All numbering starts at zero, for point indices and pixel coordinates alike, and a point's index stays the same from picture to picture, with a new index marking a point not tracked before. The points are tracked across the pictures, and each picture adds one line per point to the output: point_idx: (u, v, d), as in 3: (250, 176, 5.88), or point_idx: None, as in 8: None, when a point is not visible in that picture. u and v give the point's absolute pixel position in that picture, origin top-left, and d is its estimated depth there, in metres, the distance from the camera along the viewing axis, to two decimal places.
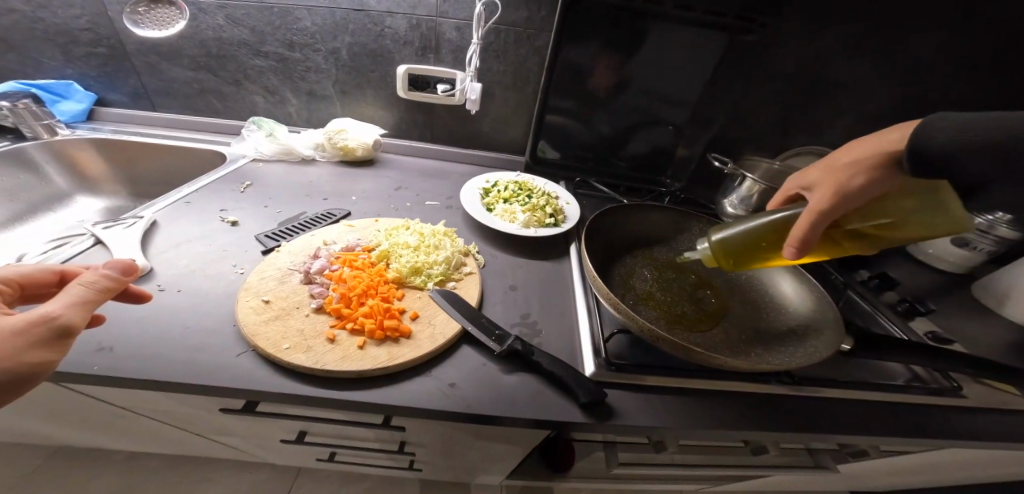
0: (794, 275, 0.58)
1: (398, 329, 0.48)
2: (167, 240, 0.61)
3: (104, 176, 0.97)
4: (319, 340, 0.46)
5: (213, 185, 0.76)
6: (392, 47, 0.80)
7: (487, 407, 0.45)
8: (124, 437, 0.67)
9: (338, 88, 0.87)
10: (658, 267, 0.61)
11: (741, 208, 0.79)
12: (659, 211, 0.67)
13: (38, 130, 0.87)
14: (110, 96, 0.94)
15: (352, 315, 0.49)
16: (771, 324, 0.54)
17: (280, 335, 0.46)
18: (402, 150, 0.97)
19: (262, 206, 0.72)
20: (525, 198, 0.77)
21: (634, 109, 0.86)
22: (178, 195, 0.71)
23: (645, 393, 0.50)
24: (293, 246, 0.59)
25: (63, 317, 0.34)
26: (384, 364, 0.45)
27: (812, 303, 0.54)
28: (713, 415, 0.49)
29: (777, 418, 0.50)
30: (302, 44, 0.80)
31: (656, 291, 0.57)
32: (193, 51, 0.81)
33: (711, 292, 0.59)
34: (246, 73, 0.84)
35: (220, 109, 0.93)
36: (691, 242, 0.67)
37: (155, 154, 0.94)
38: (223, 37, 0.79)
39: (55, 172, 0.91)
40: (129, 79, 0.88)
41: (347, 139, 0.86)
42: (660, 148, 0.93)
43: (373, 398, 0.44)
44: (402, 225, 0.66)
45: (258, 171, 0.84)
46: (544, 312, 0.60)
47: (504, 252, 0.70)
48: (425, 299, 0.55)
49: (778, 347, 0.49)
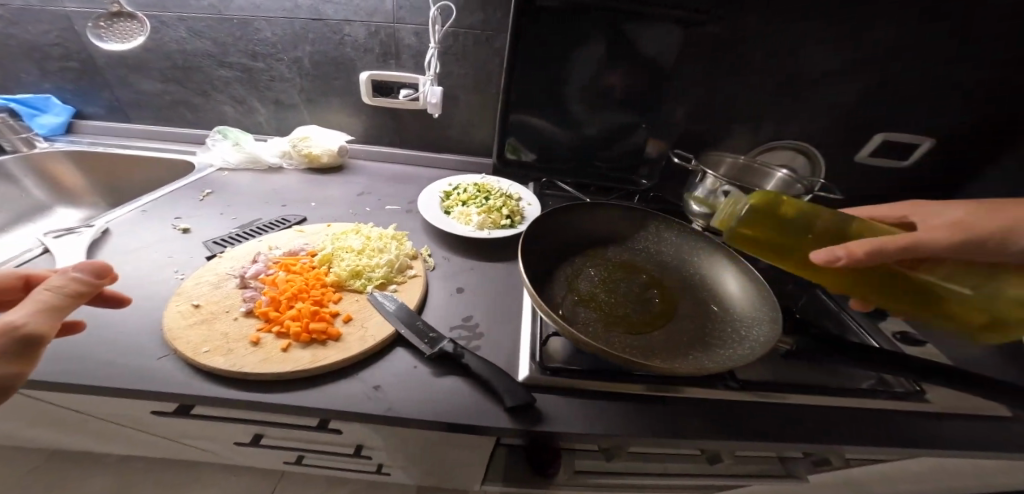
0: (743, 272, 0.56)
1: (326, 332, 0.48)
2: (116, 248, 0.62)
3: (82, 188, 0.99)
4: (241, 343, 0.46)
5: (174, 193, 0.77)
6: (353, 55, 0.81)
7: (409, 410, 0.44)
8: (86, 440, 0.67)
9: (304, 97, 0.88)
10: (605, 267, 0.60)
11: (706, 204, 0.76)
12: (609, 211, 0.66)
13: (16, 144, 0.90)
14: (88, 109, 0.96)
15: (279, 317, 0.48)
16: (719, 324, 0.52)
17: (202, 338, 0.45)
18: (371, 156, 0.97)
19: (219, 214, 0.73)
20: (483, 201, 0.76)
21: (598, 111, 0.84)
22: (136, 204, 0.73)
23: (581, 397, 0.48)
24: (237, 252, 0.60)
25: (30, 324, 0.32)
26: (305, 366, 0.44)
27: (756, 302, 0.52)
28: (651, 420, 0.47)
29: (721, 424, 0.48)
30: (264, 54, 0.81)
31: (599, 292, 0.56)
32: (160, 63, 0.84)
33: (659, 292, 0.58)
34: (213, 84, 0.86)
35: (193, 121, 0.94)
36: (645, 243, 0.66)
37: (131, 164, 0.96)
38: (186, 49, 0.81)
39: (33, 184, 0.94)
40: (102, 92, 0.91)
41: (311, 146, 0.87)
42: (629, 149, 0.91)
43: (291, 401, 0.43)
44: (351, 229, 0.66)
45: (224, 179, 0.85)
46: (488, 314, 0.59)
47: (460, 255, 0.69)
48: (363, 302, 0.54)
49: (715, 350, 0.47)
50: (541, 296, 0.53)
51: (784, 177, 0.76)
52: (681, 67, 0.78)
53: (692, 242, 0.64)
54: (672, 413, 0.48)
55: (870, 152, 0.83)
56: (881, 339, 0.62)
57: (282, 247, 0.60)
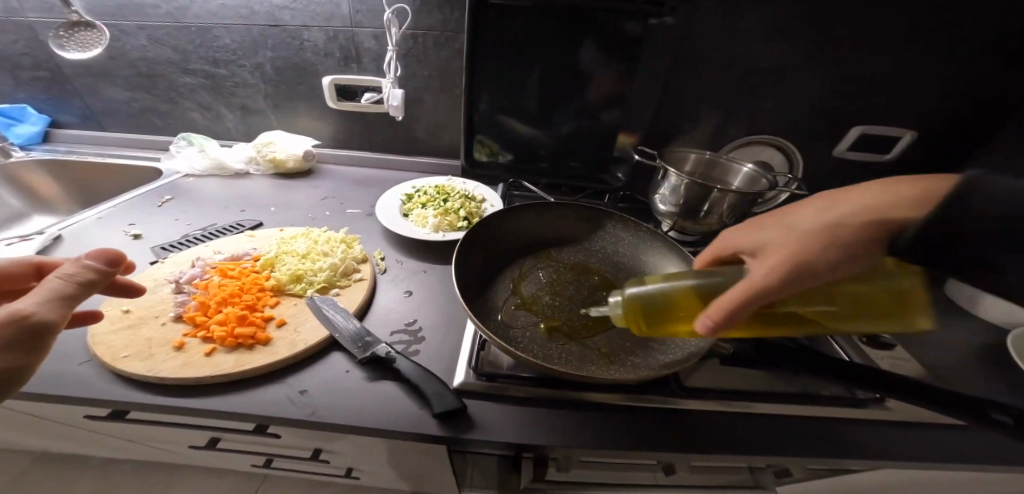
0: None
1: (253, 336, 0.46)
2: (65, 255, 0.62)
3: (58, 196, 1.00)
4: (165, 347, 0.45)
5: (135, 200, 0.78)
6: (313, 59, 0.81)
7: (330, 416, 0.42)
8: (47, 441, 0.67)
9: (269, 102, 0.89)
10: (555, 270, 0.59)
11: (672, 203, 0.73)
12: (561, 211, 0.65)
13: None
14: (62, 118, 1.00)
15: (207, 322, 0.48)
16: (664, 330, 0.51)
17: (125, 344, 0.45)
18: (341, 160, 0.96)
19: (174, 220, 0.73)
20: (441, 202, 0.74)
21: (561, 109, 0.81)
22: (94, 211, 0.74)
23: (517, 405, 0.46)
24: (181, 257, 0.60)
25: (36, 315, 0.31)
26: (226, 370, 0.43)
27: None
28: (591, 429, 0.44)
29: (665, 431, 0.45)
30: (227, 61, 0.83)
31: (544, 295, 0.54)
32: (124, 70, 0.89)
33: (611, 295, 0.56)
34: (179, 91, 0.90)
35: (161, 126, 0.99)
36: (600, 244, 0.64)
37: (101, 171, 0.97)
38: (149, 56, 0.85)
39: (9, 194, 0.95)
40: (75, 100, 0.96)
41: (275, 151, 0.87)
42: (599, 149, 0.86)
43: (209, 407, 0.42)
44: (300, 233, 0.65)
45: (189, 185, 0.85)
46: (433, 318, 0.57)
47: (417, 259, 0.67)
48: (300, 306, 0.53)
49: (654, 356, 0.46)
50: (479, 299, 0.52)
51: (751, 173, 0.73)
52: (643, 62, 0.74)
53: (647, 243, 0.62)
54: (615, 421, 0.45)
55: (847, 148, 0.78)
56: (854, 342, 0.59)
57: (226, 252, 0.60)
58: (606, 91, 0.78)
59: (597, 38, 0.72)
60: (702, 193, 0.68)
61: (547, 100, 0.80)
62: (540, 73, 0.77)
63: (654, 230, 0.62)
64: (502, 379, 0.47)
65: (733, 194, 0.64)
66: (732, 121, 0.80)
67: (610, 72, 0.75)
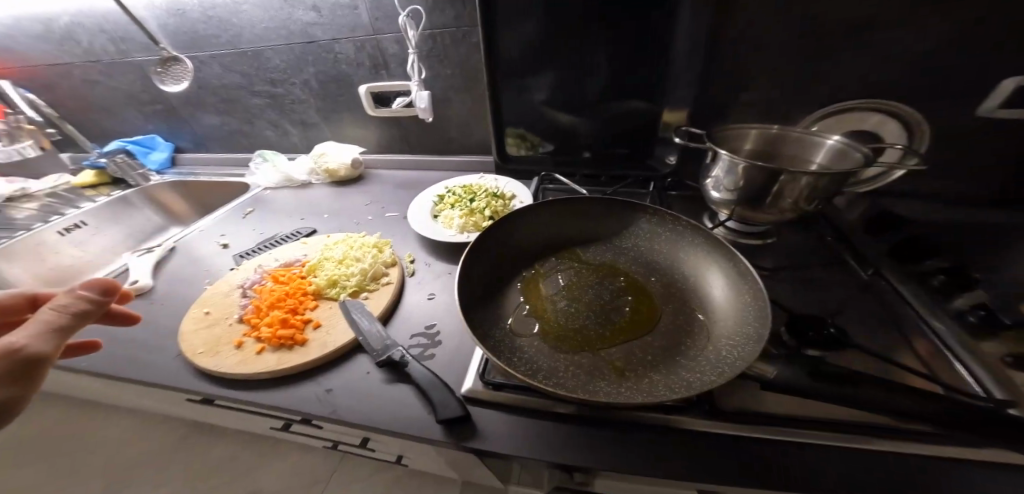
0: (741, 279, 0.47)
1: (293, 338, 0.50)
2: (175, 264, 0.76)
3: (181, 209, 1.22)
4: (228, 346, 0.51)
5: (225, 213, 0.92)
6: (349, 70, 0.86)
7: (346, 415, 0.44)
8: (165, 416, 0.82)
9: (321, 115, 0.97)
10: (575, 270, 0.54)
11: (726, 192, 0.60)
12: (583, 205, 0.60)
13: (138, 179, 1.17)
14: (180, 145, 1.23)
15: (258, 323, 0.53)
16: (704, 342, 0.43)
17: (202, 341, 0.52)
18: (386, 165, 1.01)
19: (252, 230, 0.84)
20: (467, 202, 0.74)
21: (586, 88, 0.75)
22: (199, 224, 0.88)
23: (529, 417, 0.41)
24: (249, 265, 0.68)
25: (29, 348, 0.33)
26: (270, 368, 0.47)
27: (750, 317, 0.43)
28: (611, 449, 0.38)
29: (702, 462, 0.37)
30: (280, 81, 0.92)
31: (559, 300, 0.50)
32: (211, 99, 1.04)
33: (637, 297, 0.50)
34: (252, 112, 1.03)
35: (246, 145, 1.15)
36: (633, 241, 0.58)
37: (207, 188, 1.17)
38: (224, 85, 0.99)
39: (151, 211, 1.19)
40: (184, 127, 1.17)
41: (328, 162, 0.94)
42: (638, 131, 0.78)
43: (255, 400, 0.46)
44: (340, 240, 0.70)
45: (267, 197, 0.98)
46: (454, 321, 0.55)
47: (443, 260, 0.68)
48: (334, 309, 0.55)
49: (679, 374, 0.40)
50: (488, 305, 0.50)
51: (839, 145, 0.58)
52: (682, 24, 0.63)
53: (688, 238, 0.55)
54: (641, 441, 0.39)
55: (1000, 104, 0.59)
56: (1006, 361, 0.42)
57: (282, 259, 0.68)
58: (643, 62, 0.69)
59: (624, 4, 0.64)
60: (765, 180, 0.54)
61: (574, 82, 0.74)
62: (565, 51, 0.70)
63: (695, 223, 0.54)
64: (512, 389, 0.42)
65: (803, 176, 0.50)
66: (810, 78, 0.65)
67: (645, 38, 0.66)
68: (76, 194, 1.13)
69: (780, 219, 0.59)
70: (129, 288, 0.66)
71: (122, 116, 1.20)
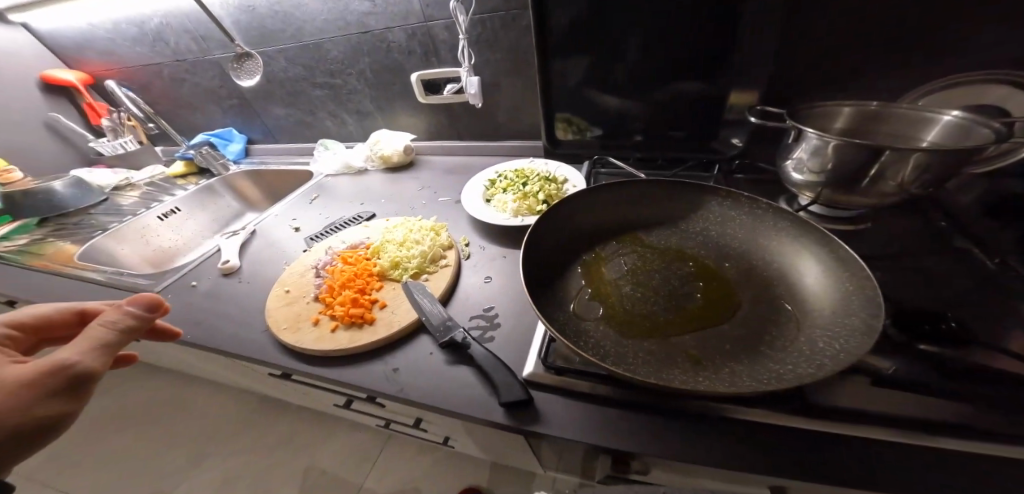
0: (842, 266, 0.43)
1: (362, 316, 0.53)
2: (257, 245, 0.83)
3: (254, 196, 1.33)
4: (307, 322, 0.55)
5: (294, 199, 0.99)
6: (401, 59, 0.87)
7: (411, 393, 0.46)
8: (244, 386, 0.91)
9: (375, 104, 1.01)
10: (641, 253, 0.52)
11: (809, 174, 0.55)
12: (650, 187, 0.57)
13: (219, 169, 1.28)
14: (252, 136, 1.34)
15: (332, 302, 0.57)
16: (789, 331, 0.40)
17: (286, 318, 0.57)
18: (437, 151, 1.03)
19: (320, 214, 0.90)
20: (520, 187, 0.73)
21: (643, 63, 0.69)
22: (273, 210, 0.95)
23: (593, 405, 0.40)
24: (321, 246, 0.73)
25: (79, 364, 0.36)
26: (343, 345, 0.50)
27: (855, 308, 0.39)
28: (684, 444, 0.36)
29: (792, 462, 0.34)
30: (338, 71, 0.96)
31: (625, 284, 0.49)
32: (278, 92, 1.12)
33: (713, 284, 0.47)
34: (314, 103, 1.09)
35: (311, 135, 1.23)
36: (703, 224, 0.54)
37: (275, 177, 1.27)
38: (288, 78, 1.05)
39: (229, 197, 1.30)
40: (255, 119, 1.27)
41: (382, 149, 0.98)
42: (699, 106, 0.71)
43: (329, 373, 0.49)
44: (402, 223, 0.73)
45: (327, 183, 1.04)
46: (510, 305, 0.55)
47: (497, 244, 0.68)
48: (397, 290, 0.58)
49: (768, 365, 0.37)
50: (551, 289, 0.49)
51: (959, 121, 0.50)
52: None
53: (770, 223, 0.51)
54: (719, 438, 0.36)
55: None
56: None
57: (351, 241, 0.72)
58: (712, 35, 0.63)
59: None
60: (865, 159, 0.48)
61: (632, 62, 0.70)
62: (624, 29, 0.66)
63: (779, 205, 0.50)
64: (577, 375, 0.41)
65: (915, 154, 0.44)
66: (918, 42, 0.56)
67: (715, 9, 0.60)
68: (170, 183, 1.27)
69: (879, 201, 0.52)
70: (222, 267, 0.74)
71: (203, 110, 1.32)
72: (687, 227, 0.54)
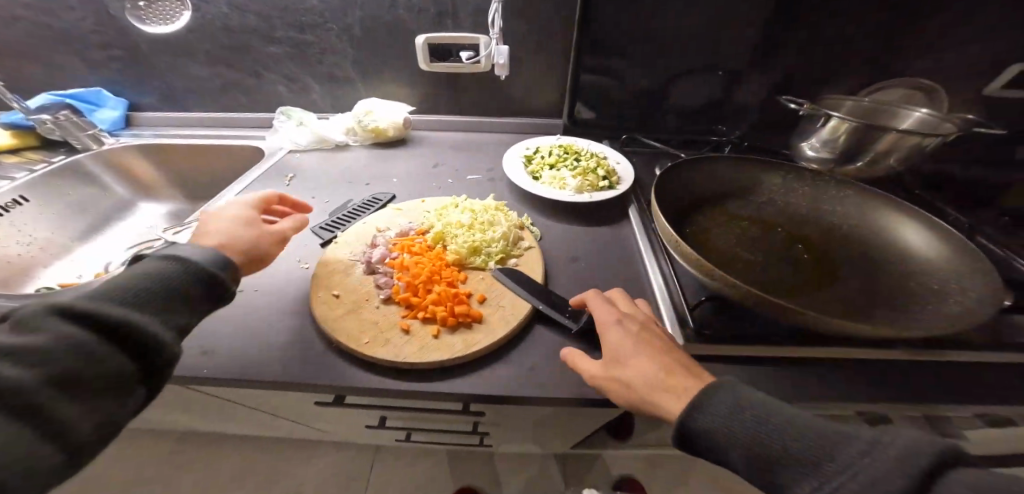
0: (922, 222, 0.53)
1: (469, 314, 0.50)
2: None
3: (154, 180, 1.01)
4: (394, 331, 0.50)
5: (260, 180, 0.80)
6: (407, 17, 0.76)
7: (563, 391, 0.45)
8: (219, 418, 0.73)
9: (357, 69, 0.85)
10: (735, 223, 0.59)
11: (824, 151, 0.72)
12: (726, 164, 0.64)
13: (86, 142, 0.92)
14: (142, 100, 0.99)
15: (422, 303, 0.52)
16: (888, 278, 0.50)
17: (359, 329, 0.50)
18: (433, 126, 0.93)
19: (309, 198, 0.75)
20: (573, 162, 0.74)
21: (664, 56, 0.80)
22: (229, 195, 0.76)
23: (740, 365, 0.48)
24: (361, 236, 0.63)
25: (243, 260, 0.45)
26: (460, 352, 0.47)
27: (949, 252, 0.49)
28: (820, 385, 0.46)
29: (897, 390, 0.47)
30: (312, 25, 0.79)
31: (740, 251, 0.55)
32: (206, 45, 0.86)
33: (810, 248, 0.56)
34: (262, 63, 0.87)
35: (246, 104, 0.97)
36: (766, 196, 0.63)
37: (194, 153, 0.97)
38: (228, 27, 0.82)
39: (114, 182, 0.97)
40: (152, 79, 0.95)
41: (377, 120, 0.85)
42: (715, 100, 0.86)
43: (457, 387, 0.46)
44: (452, 203, 0.67)
45: (296, 161, 0.86)
46: (610, 280, 0.59)
47: (558, 220, 0.70)
48: (488, 280, 0.56)
49: (905, 308, 0.45)
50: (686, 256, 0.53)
51: (923, 117, 0.71)
52: None
53: (831, 193, 0.61)
54: (842, 378, 0.47)
55: (1001, 85, 0.76)
56: None
57: (396, 228, 0.64)
58: None
59: None
60: (869, 136, 0.66)
61: None
62: None
63: (841, 178, 0.61)
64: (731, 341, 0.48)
65: (912, 136, 0.62)
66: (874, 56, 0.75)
67: None
68: None
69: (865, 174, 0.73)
70: None
71: (45, 59, 0.91)
72: (763, 199, 0.62)
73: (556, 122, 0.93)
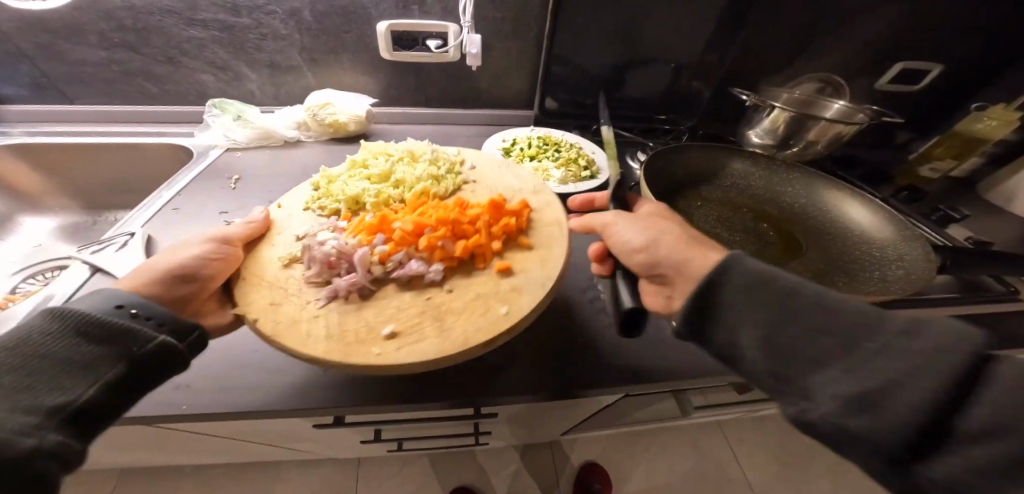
0: (859, 200, 0.63)
1: (522, 210, 0.52)
2: None
3: (41, 190, 0.82)
4: (501, 279, 0.46)
5: (198, 184, 0.69)
6: (367, 2, 0.69)
7: (586, 382, 0.47)
8: (185, 455, 0.65)
9: (307, 57, 0.77)
10: (711, 206, 0.65)
11: (768, 138, 0.80)
12: (697, 150, 0.69)
13: None
14: (0, 90, 0.77)
15: (484, 236, 0.49)
16: (839, 251, 0.59)
17: (479, 313, 0.43)
18: (398, 119, 0.88)
19: (265, 202, 0.67)
20: (553, 153, 0.76)
21: (628, 50, 0.82)
22: (159, 202, 0.65)
23: None
24: (286, 277, 0.47)
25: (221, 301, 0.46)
26: (564, 234, 0.51)
27: (885, 225, 0.59)
28: None
29: None
30: (248, 7, 0.69)
31: (722, 233, 0.61)
32: (100, 24, 0.70)
33: (773, 224, 0.63)
34: (183, 47, 0.75)
35: (161, 94, 0.82)
36: (733, 179, 0.70)
37: (94, 155, 0.80)
38: (135, 4, 0.69)
39: None
40: (15, 65, 0.74)
41: (335, 113, 0.77)
42: (670, 91, 0.92)
43: (482, 393, 0.46)
44: (328, 179, 0.59)
45: (239, 161, 0.75)
46: None
47: None
48: (472, 192, 0.59)
49: (862, 275, 0.54)
50: None
51: (842, 106, 0.82)
52: None
53: (782, 174, 0.69)
54: None
55: (888, 80, 0.91)
56: (949, 243, 0.73)
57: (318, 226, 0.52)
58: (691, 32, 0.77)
59: None
60: (806, 124, 0.74)
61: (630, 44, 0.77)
62: None
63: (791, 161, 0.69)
64: None
65: (837, 124, 0.71)
66: None
67: None
68: None
69: (799, 159, 0.82)
70: None
71: None
72: (730, 182, 0.69)
73: (524, 113, 0.92)
